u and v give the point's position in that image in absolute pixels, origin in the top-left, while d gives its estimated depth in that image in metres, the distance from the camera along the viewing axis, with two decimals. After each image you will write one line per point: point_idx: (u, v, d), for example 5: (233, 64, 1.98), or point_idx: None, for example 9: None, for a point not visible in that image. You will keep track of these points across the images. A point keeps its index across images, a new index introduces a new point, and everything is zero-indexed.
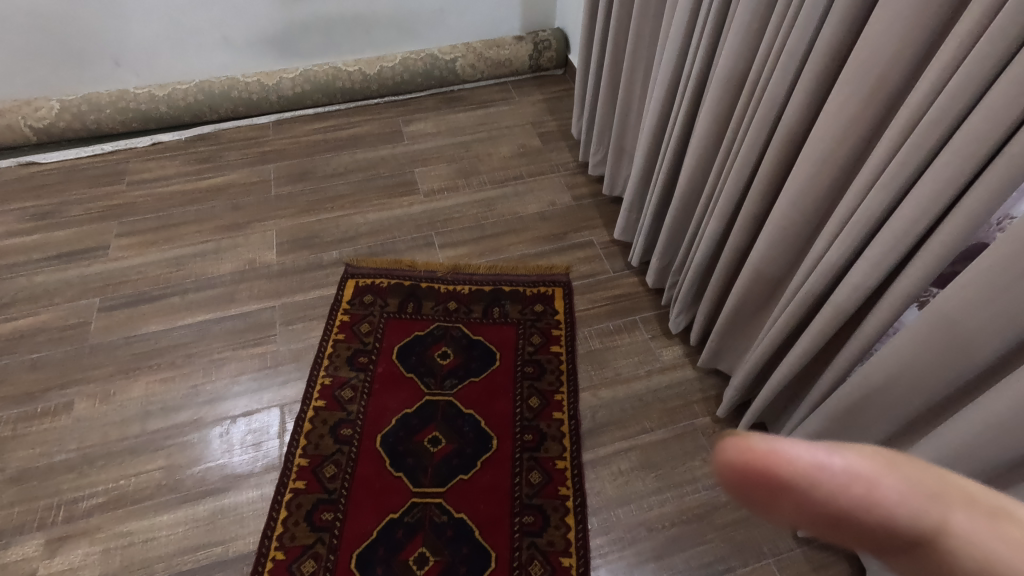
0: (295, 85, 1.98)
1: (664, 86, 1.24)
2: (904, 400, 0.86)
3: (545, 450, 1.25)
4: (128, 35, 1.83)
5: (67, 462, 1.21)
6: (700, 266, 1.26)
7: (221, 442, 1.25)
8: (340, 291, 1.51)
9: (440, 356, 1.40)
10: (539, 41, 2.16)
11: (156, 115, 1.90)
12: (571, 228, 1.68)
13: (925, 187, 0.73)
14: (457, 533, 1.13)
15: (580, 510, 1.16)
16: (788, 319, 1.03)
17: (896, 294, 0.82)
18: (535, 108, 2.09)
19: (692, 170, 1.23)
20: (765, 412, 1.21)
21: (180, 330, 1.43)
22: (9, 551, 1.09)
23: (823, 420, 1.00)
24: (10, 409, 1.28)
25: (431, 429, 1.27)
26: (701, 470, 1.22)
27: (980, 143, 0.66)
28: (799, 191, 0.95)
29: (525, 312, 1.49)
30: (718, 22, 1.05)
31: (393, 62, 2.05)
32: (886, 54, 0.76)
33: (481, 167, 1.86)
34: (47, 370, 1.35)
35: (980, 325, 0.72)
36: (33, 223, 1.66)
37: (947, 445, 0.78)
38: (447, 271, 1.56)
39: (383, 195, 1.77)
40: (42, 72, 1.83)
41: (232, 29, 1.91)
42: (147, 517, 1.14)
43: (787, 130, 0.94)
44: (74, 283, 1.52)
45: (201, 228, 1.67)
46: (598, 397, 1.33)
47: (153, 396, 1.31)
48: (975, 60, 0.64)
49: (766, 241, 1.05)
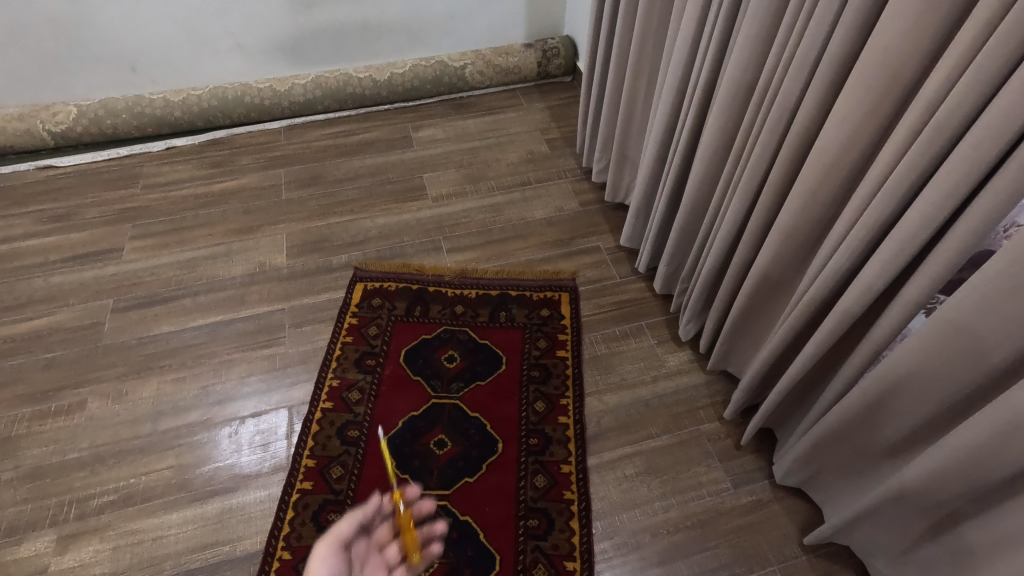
0: (307, 90, 2.01)
1: (671, 93, 1.25)
2: (912, 406, 0.86)
3: (550, 454, 1.25)
4: (145, 42, 1.87)
5: (79, 460, 1.23)
6: (708, 273, 1.27)
7: (229, 442, 1.26)
8: (348, 294, 1.53)
9: (446, 359, 1.41)
10: (548, 49, 2.17)
11: (171, 120, 1.93)
12: (577, 233, 1.69)
13: (929, 196, 0.74)
14: (461, 535, 1.14)
15: (584, 515, 1.16)
16: (794, 324, 1.03)
17: (902, 302, 0.82)
18: (542, 114, 2.11)
19: (699, 178, 1.24)
20: (772, 418, 1.21)
21: (191, 332, 1.45)
22: (22, 547, 1.11)
23: (831, 425, 1.00)
24: (24, 407, 1.30)
25: (437, 431, 1.28)
26: (706, 476, 1.22)
27: (983, 152, 0.66)
28: (806, 198, 0.95)
29: (531, 317, 1.49)
30: (725, 31, 1.06)
31: (403, 68, 2.08)
32: (892, 62, 0.76)
33: (489, 173, 1.88)
34: (61, 369, 1.37)
35: (988, 330, 0.72)
36: (49, 225, 1.70)
37: (953, 450, 0.79)
38: (454, 275, 1.58)
39: (391, 200, 1.79)
40: (61, 78, 1.87)
41: (246, 36, 1.94)
42: (156, 515, 1.16)
43: (794, 138, 0.95)
44: (88, 284, 1.55)
45: (213, 230, 1.69)
46: (604, 401, 1.33)
47: (164, 396, 1.33)
48: (980, 66, 0.64)
49: (772, 248, 1.06)
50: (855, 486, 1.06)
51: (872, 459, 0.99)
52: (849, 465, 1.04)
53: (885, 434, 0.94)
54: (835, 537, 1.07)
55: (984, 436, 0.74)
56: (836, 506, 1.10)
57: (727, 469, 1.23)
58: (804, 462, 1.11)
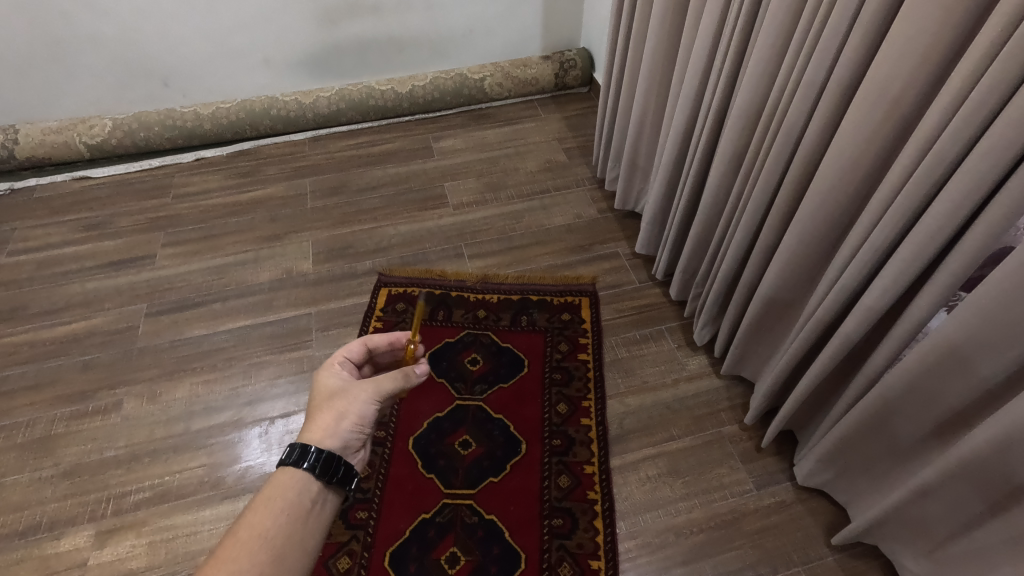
0: (331, 103, 2.07)
1: (688, 101, 1.28)
2: (936, 402, 0.87)
3: (574, 455, 1.27)
4: (177, 57, 1.94)
5: (116, 458, 1.27)
6: (724, 278, 1.29)
7: (260, 441, 1.30)
8: (373, 299, 1.57)
9: (469, 362, 1.43)
10: (565, 60, 2.22)
11: (201, 132, 2.00)
12: (596, 239, 1.72)
13: (947, 197, 0.75)
14: (487, 534, 1.15)
15: (608, 514, 1.17)
16: (814, 326, 1.05)
17: (923, 304, 0.83)
18: (560, 124, 2.15)
19: (716, 185, 1.26)
20: (793, 421, 1.22)
21: (221, 335, 1.49)
22: (62, 541, 1.15)
23: (852, 424, 1.01)
24: (63, 407, 1.35)
25: (462, 432, 1.30)
26: (729, 477, 1.23)
27: (1002, 154, 0.68)
28: (821, 200, 0.97)
29: (552, 321, 1.52)
30: (741, 43, 1.10)
31: (424, 81, 2.13)
32: (906, 66, 0.78)
33: (509, 181, 1.92)
34: (98, 370, 1.42)
35: (1007, 327, 0.73)
36: (85, 233, 1.76)
37: (974, 445, 0.79)
38: (476, 281, 1.61)
39: (413, 208, 1.83)
40: (97, 93, 1.95)
41: (273, 51, 2.01)
42: (190, 511, 1.19)
43: (811, 143, 0.97)
44: (123, 290, 1.60)
45: (241, 238, 1.74)
46: (625, 404, 1.35)
47: (197, 397, 1.37)
48: (997, 67, 0.66)
49: (791, 250, 1.07)
50: (879, 486, 1.06)
51: (895, 457, 1.00)
52: (874, 464, 1.04)
53: (908, 432, 0.94)
54: (861, 537, 1.08)
55: (1003, 431, 0.75)
56: (861, 507, 1.10)
57: (749, 471, 1.24)
58: (826, 464, 1.12)
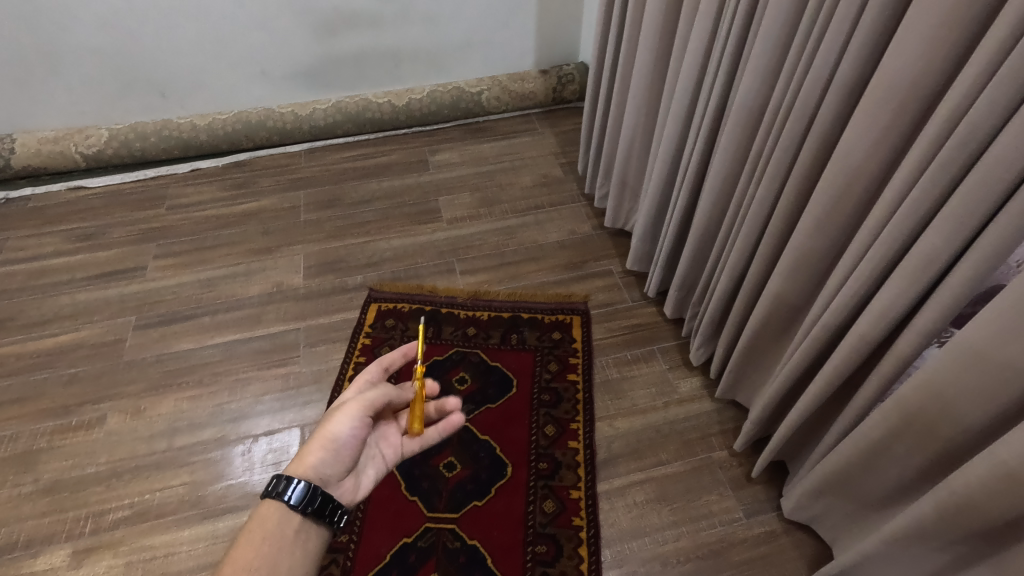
0: (328, 115, 2.07)
1: (680, 117, 1.27)
2: (926, 442, 0.84)
3: (560, 479, 1.24)
4: (175, 70, 1.94)
5: (96, 475, 1.25)
6: (719, 297, 1.27)
7: (242, 460, 1.28)
8: (362, 315, 1.55)
9: (457, 381, 1.41)
10: (563, 75, 2.22)
11: (196, 143, 2.00)
12: (590, 257, 1.71)
13: (936, 230, 0.74)
14: (469, 560, 1.13)
15: (593, 542, 1.15)
16: (805, 352, 1.02)
17: (913, 336, 0.81)
18: (556, 139, 2.14)
19: (710, 202, 1.24)
20: (784, 449, 1.19)
21: (210, 349, 1.48)
22: (38, 560, 1.13)
23: (840, 458, 0.98)
24: (47, 421, 1.34)
25: (447, 454, 1.28)
26: (718, 505, 1.20)
27: (993, 186, 0.67)
28: (815, 224, 0.96)
29: (543, 339, 1.50)
30: (733, 59, 1.08)
31: (421, 94, 2.13)
32: (897, 93, 0.78)
33: (504, 197, 1.91)
34: (83, 385, 1.41)
35: (997, 366, 0.70)
36: (79, 243, 1.76)
37: (960, 487, 0.77)
38: (467, 297, 1.59)
39: (407, 222, 1.82)
40: (94, 103, 1.95)
41: (270, 63, 2.01)
42: (169, 531, 1.18)
43: (805, 165, 0.96)
44: (113, 302, 1.59)
45: (233, 251, 1.73)
46: (614, 427, 1.33)
47: (181, 413, 1.36)
48: (987, 100, 0.65)
49: (784, 272, 1.05)
50: (867, 523, 1.03)
51: (883, 493, 0.97)
52: (863, 499, 1.01)
53: (897, 469, 0.91)
54: None
55: (992, 470, 0.73)
56: (850, 541, 1.07)
57: (739, 498, 1.21)
58: (813, 496, 1.09)
